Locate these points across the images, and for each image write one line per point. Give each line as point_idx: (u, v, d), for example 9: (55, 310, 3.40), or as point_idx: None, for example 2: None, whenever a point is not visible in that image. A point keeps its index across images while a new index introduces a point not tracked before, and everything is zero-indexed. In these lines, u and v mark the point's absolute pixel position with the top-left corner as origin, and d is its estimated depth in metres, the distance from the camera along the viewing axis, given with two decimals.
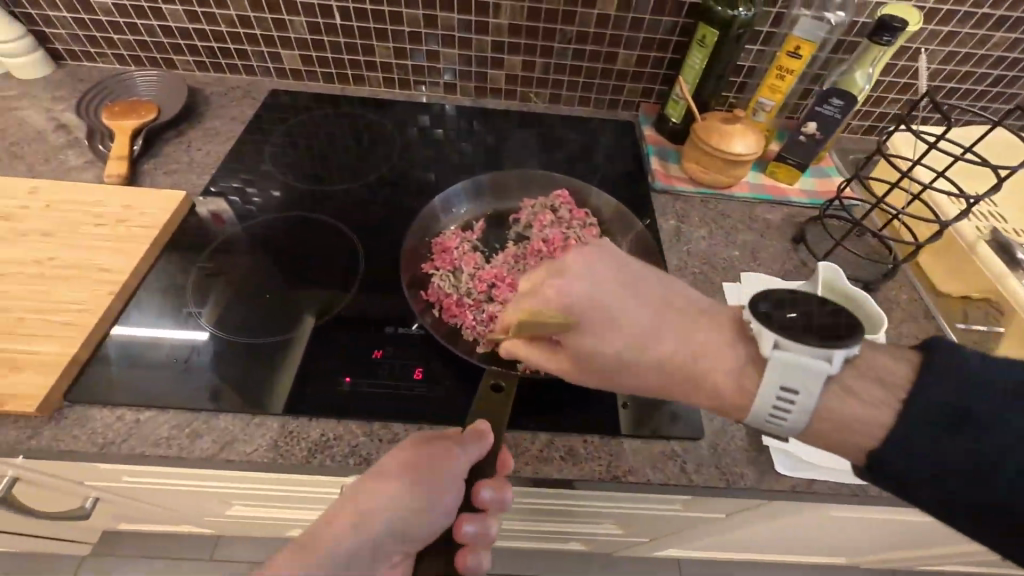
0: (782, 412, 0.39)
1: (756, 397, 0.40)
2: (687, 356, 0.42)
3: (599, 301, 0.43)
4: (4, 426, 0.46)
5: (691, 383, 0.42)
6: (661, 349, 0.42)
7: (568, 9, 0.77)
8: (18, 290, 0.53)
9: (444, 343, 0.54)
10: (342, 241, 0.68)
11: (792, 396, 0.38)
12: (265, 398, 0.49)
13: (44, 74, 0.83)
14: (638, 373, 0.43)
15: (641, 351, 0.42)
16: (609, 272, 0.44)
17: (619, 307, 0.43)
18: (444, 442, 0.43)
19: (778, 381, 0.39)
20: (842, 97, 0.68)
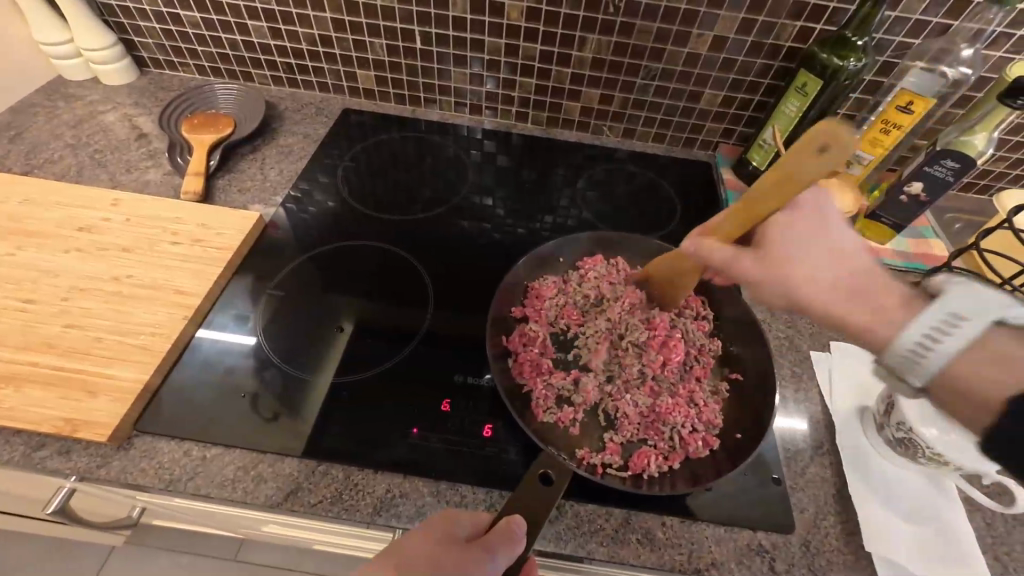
0: (918, 352, 0.37)
1: (901, 332, 0.38)
2: (860, 290, 0.40)
3: (807, 232, 0.43)
4: (76, 453, 0.46)
5: (849, 303, 0.40)
6: (843, 280, 0.41)
7: (657, 45, 0.74)
8: (98, 309, 0.53)
9: (507, 400, 0.50)
10: (403, 272, 0.66)
11: (942, 334, 0.36)
12: (305, 414, 0.50)
13: (127, 80, 0.85)
14: (811, 272, 0.41)
15: (816, 270, 0.41)
16: (816, 233, 0.43)
17: (819, 243, 0.42)
18: (481, 552, 0.33)
19: (946, 305, 0.36)
20: (958, 159, 0.62)
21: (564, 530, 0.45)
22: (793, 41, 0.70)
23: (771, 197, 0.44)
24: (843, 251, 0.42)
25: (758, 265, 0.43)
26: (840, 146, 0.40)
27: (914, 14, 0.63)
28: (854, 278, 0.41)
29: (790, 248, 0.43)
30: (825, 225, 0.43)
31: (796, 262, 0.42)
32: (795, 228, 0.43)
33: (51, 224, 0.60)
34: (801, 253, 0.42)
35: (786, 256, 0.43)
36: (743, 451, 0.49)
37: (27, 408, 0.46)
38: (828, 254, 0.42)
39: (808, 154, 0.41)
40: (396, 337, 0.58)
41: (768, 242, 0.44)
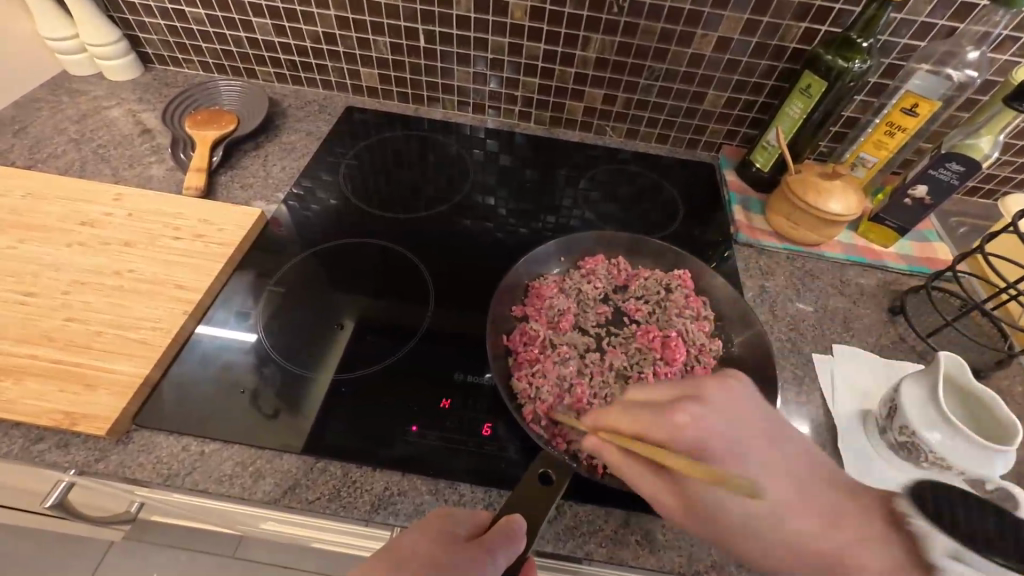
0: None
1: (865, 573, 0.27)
2: (835, 561, 0.26)
3: (710, 424, 0.33)
4: (74, 446, 0.46)
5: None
6: (801, 541, 0.28)
7: (661, 46, 0.74)
8: (99, 303, 0.53)
9: (506, 398, 0.49)
10: (404, 270, 0.66)
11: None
12: (305, 412, 0.50)
13: (131, 76, 0.85)
14: (772, 527, 0.29)
15: (782, 513, 0.29)
16: (730, 413, 0.34)
17: (746, 447, 0.32)
18: (478, 560, 0.32)
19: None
20: (964, 163, 0.61)
21: (563, 530, 0.45)
22: (797, 42, 0.70)
23: (647, 447, 0.33)
24: (757, 454, 0.32)
25: (678, 503, 0.34)
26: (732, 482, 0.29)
27: (920, 16, 0.63)
28: (830, 504, 0.28)
29: (698, 435, 0.33)
30: (734, 414, 0.34)
31: (733, 498, 0.31)
32: (711, 405, 0.34)
33: (53, 218, 0.60)
34: (760, 483, 0.30)
35: (696, 441, 0.33)
36: None
37: (26, 401, 0.46)
38: (767, 473, 0.31)
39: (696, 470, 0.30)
40: (396, 334, 0.58)
41: (694, 506, 0.33)
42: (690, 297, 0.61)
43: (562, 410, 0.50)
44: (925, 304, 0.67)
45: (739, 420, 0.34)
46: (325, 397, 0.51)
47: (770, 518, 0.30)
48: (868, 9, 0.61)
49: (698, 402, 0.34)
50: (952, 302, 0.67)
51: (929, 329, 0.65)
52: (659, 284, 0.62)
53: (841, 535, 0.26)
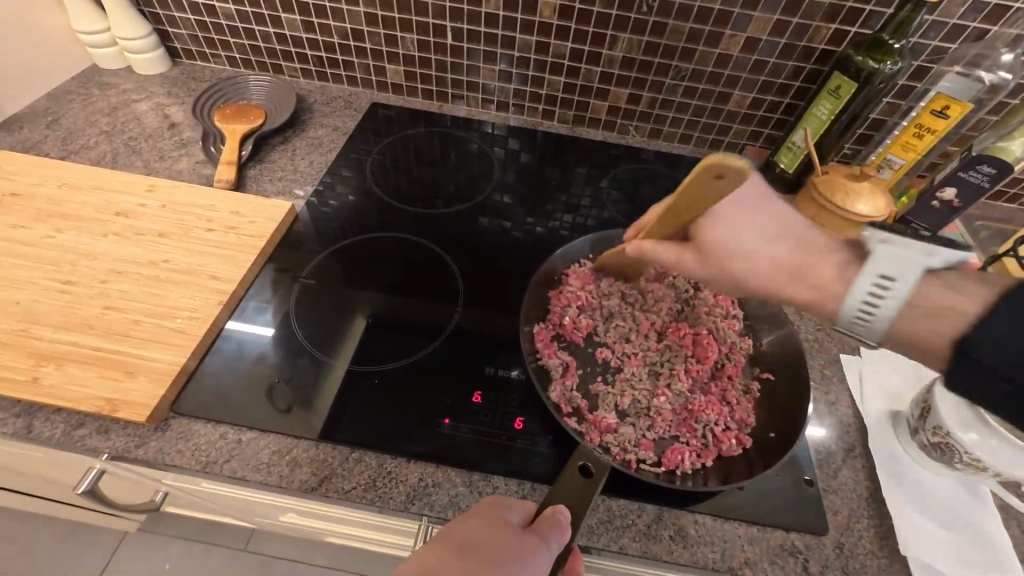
0: (868, 308, 0.38)
1: (843, 298, 0.39)
2: (798, 267, 0.42)
3: (725, 215, 0.45)
4: (115, 432, 0.47)
5: (790, 283, 0.42)
6: (780, 258, 0.42)
7: (688, 46, 0.74)
8: (136, 292, 0.54)
9: (541, 392, 0.50)
10: (430, 267, 0.66)
11: (885, 288, 0.37)
12: (318, 406, 0.50)
13: (160, 70, 0.86)
14: (751, 263, 0.44)
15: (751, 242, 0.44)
16: (755, 205, 0.45)
17: (750, 222, 0.45)
18: (533, 545, 0.32)
19: (877, 268, 0.38)
20: (994, 165, 0.61)
21: (597, 524, 0.45)
22: (826, 44, 0.70)
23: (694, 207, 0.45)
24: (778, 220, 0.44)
25: (694, 255, 0.48)
26: (734, 172, 0.41)
27: (952, 19, 0.63)
28: (788, 253, 0.43)
29: (712, 223, 0.46)
30: (756, 207, 0.45)
31: (739, 232, 0.45)
32: (729, 203, 0.45)
33: (88, 207, 0.61)
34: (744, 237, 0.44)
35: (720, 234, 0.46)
36: (776, 453, 0.49)
37: (68, 386, 0.47)
38: (760, 225, 0.44)
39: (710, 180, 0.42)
40: (425, 329, 0.58)
41: (707, 245, 0.47)
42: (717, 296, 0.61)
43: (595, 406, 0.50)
44: None
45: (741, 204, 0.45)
46: (338, 391, 0.51)
47: (753, 258, 0.44)
48: (901, 11, 0.61)
49: (727, 201, 0.45)
50: None
51: None
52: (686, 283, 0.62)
53: (810, 260, 0.42)
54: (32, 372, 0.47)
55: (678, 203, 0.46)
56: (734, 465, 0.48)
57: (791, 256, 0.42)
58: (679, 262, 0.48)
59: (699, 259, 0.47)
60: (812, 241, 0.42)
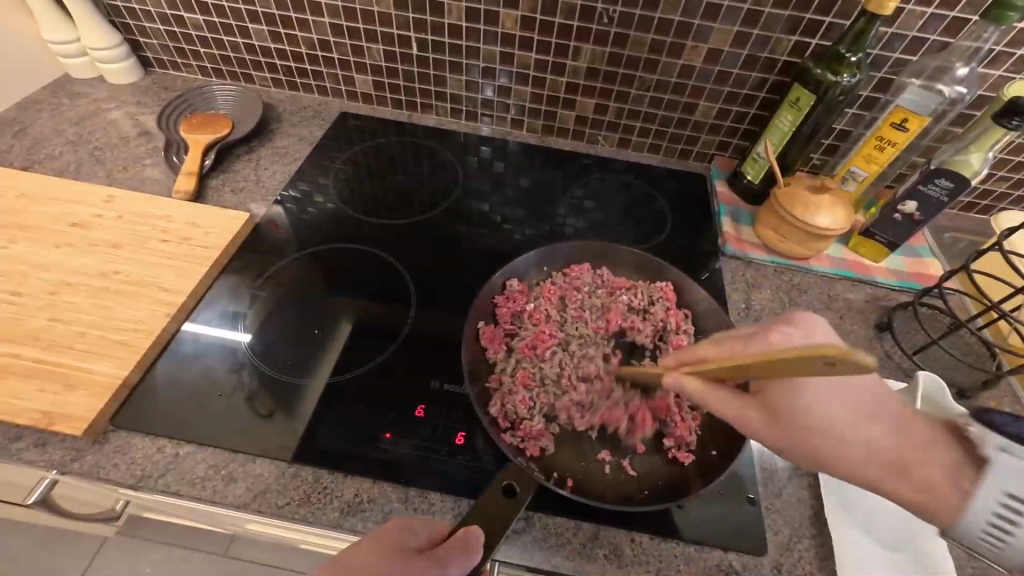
0: (996, 530, 0.33)
1: (962, 513, 0.34)
2: (898, 461, 0.36)
3: (824, 398, 0.38)
4: (51, 445, 0.47)
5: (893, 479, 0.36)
6: (878, 448, 0.37)
7: (651, 57, 0.74)
8: (83, 304, 0.54)
9: (478, 407, 0.49)
10: (386, 275, 0.66)
11: (1017, 507, 0.32)
12: (300, 413, 0.51)
13: (131, 79, 0.87)
14: (827, 412, 0.38)
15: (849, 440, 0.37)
16: (833, 395, 0.38)
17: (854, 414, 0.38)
18: (428, 566, 0.32)
19: (998, 485, 0.33)
20: (952, 179, 0.61)
21: (531, 542, 0.45)
22: (788, 55, 0.69)
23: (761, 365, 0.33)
24: (844, 437, 0.37)
25: (765, 420, 0.38)
26: (853, 365, 0.28)
27: (911, 31, 0.62)
28: (892, 442, 0.37)
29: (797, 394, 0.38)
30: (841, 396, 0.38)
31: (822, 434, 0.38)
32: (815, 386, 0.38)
33: (45, 218, 0.61)
34: (824, 430, 0.38)
35: (791, 444, 0.39)
36: (717, 471, 0.48)
37: (7, 400, 0.47)
38: (832, 399, 0.38)
39: (812, 364, 0.29)
40: (375, 340, 0.58)
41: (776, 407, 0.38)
42: (672, 309, 0.61)
43: (535, 421, 0.49)
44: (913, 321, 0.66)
45: (848, 387, 0.39)
46: (279, 404, 0.51)
47: (838, 444, 0.37)
48: (857, 23, 0.61)
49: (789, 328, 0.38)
50: (940, 319, 0.66)
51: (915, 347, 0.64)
52: (641, 296, 0.62)
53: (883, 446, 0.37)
54: None
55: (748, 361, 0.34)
56: (674, 485, 0.48)
57: (894, 445, 0.37)
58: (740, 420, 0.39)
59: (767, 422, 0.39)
60: (924, 449, 0.37)
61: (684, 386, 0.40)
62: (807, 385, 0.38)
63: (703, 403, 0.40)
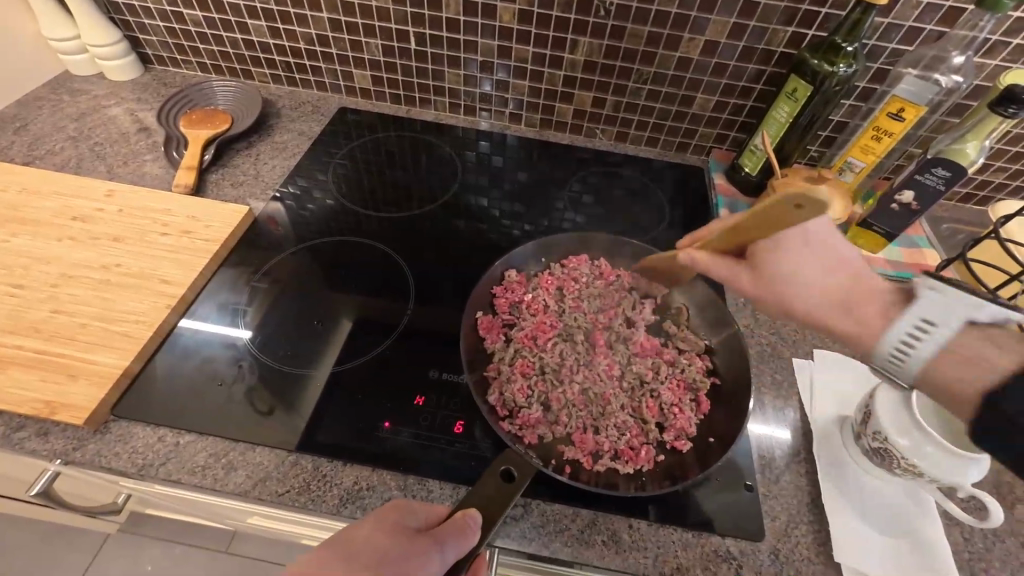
0: (903, 351, 0.37)
1: (881, 337, 0.39)
2: (848, 293, 0.41)
3: (799, 255, 0.42)
4: (53, 435, 0.48)
5: (835, 314, 0.41)
6: (829, 291, 0.42)
7: (648, 49, 0.74)
8: (84, 296, 0.55)
9: (477, 396, 0.49)
10: (387, 268, 0.67)
11: (926, 329, 0.37)
12: (300, 410, 0.51)
13: (130, 76, 0.87)
14: (798, 287, 0.42)
15: (803, 275, 0.42)
16: (806, 240, 0.42)
17: (819, 258, 0.42)
18: (426, 545, 0.33)
19: (919, 311, 0.37)
20: (949, 168, 0.61)
21: (530, 528, 0.45)
22: (784, 47, 0.70)
23: (762, 224, 0.40)
24: (802, 279, 0.42)
25: (751, 281, 0.43)
26: (814, 205, 0.35)
27: (907, 21, 0.63)
28: (845, 286, 0.41)
29: (779, 267, 0.42)
30: (811, 247, 0.42)
31: (794, 266, 0.42)
32: (794, 237, 0.42)
33: (46, 212, 0.62)
34: (793, 268, 0.42)
35: (762, 294, 0.43)
36: (714, 457, 0.48)
37: (8, 389, 0.47)
38: (804, 254, 0.42)
39: (785, 205, 0.37)
40: (375, 331, 0.58)
41: (760, 262, 0.43)
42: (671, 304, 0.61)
43: (533, 410, 0.50)
44: None
45: (812, 237, 0.42)
46: (282, 394, 0.52)
47: (787, 276, 0.42)
48: (853, 13, 0.61)
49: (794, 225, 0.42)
50: None
51: None
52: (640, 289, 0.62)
53: (839, 280, 0.42)
54: None
55: (750, 219, 0.41)
56: (671, 472, 0.48)
57: (839, 287, 0.41)
58: (735, 283, 0.44)
59: (754, 281, 0.43)
60: (874, 303, 0.40)
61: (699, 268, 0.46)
62: (784, 243, 0.42)
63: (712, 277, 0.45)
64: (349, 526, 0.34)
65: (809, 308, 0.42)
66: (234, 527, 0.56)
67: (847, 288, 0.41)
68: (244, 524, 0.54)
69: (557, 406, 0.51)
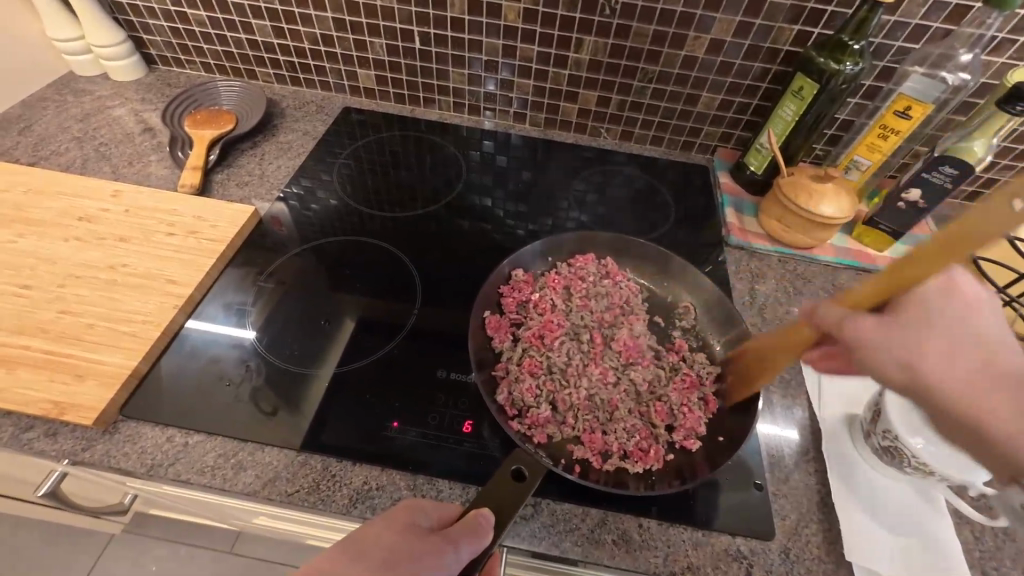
0: None
1: None
2: None
3: (952, 327, 0.33)
4: (62, 435, 0.47)
5: (1004, 424, 0.30)
6: (994, 390, 0.31)
7: (653, 48, 0.74)
8: (92, 297, 0.55)
9: (486, 395, 0.49)
10: (393, 268, 0.67)
11: None
12: (306, 409, 0.51)
13: (135, 76, 0.87)
14: (950, 373, 0.32)
15: (956, 359, 0.33)
16: (975, 315, 0.34)
17: (976, 347, 0.33)
18: (438, 546, 0.33)
19: None
20: (956, 166, 0.60)
21: (540, 528, 0.45)
22: (790, 44, 0.69)
23: (931, 257, 0.34)
24: (957, 354, 0.33)
25: (882, 333, 0.35)
26: (1005, 214, 0.30)
27: (914, 18, 0.62)
28: (1014, 387, 0.31)
29: (925, 325, 0.34)
30: (965, 328, 0.33)
31: (944, 341, 0.33)
32: (961, 303, 0.34)
33: (52, 213, 0.62)
34: (934, 337, 0.33)
35: (892, 358, 0.34)
36: (723, 457, 0.48)
37: (16, 390, 0.47)
38: (955, 331, 0.33)
39: (993, 210, 0.30)
40: (381, 330, 0.58)
41: (905, 317, 0.35)
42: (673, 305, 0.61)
43: (541, 409, 0.50)
44: None
45: (981, 313, 0.34)
46: (291, 394, 0.52)
47: (933, 353, 0.33)
48: (860, 11, 0.61)
49: (948, 295, 0.34)
50: None
51: None
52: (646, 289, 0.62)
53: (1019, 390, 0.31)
54: None
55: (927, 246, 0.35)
56: (680, 472, 0.48)
57: (1015, 393, 0.31)
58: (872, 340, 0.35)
59: (884, 336, 0.34)
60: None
61: (822, 315, 0.38)
62: (946, 306, 0.34)
63: (841, 326, 0.36)
64: (360, 526, 0.34)
65: (966, 408, 0.32)
66: (243, 527, 0.56)
67: (1022, 400, 0.31)
68: (251, 524, 0.54)
69: (564, 405, 0.51)
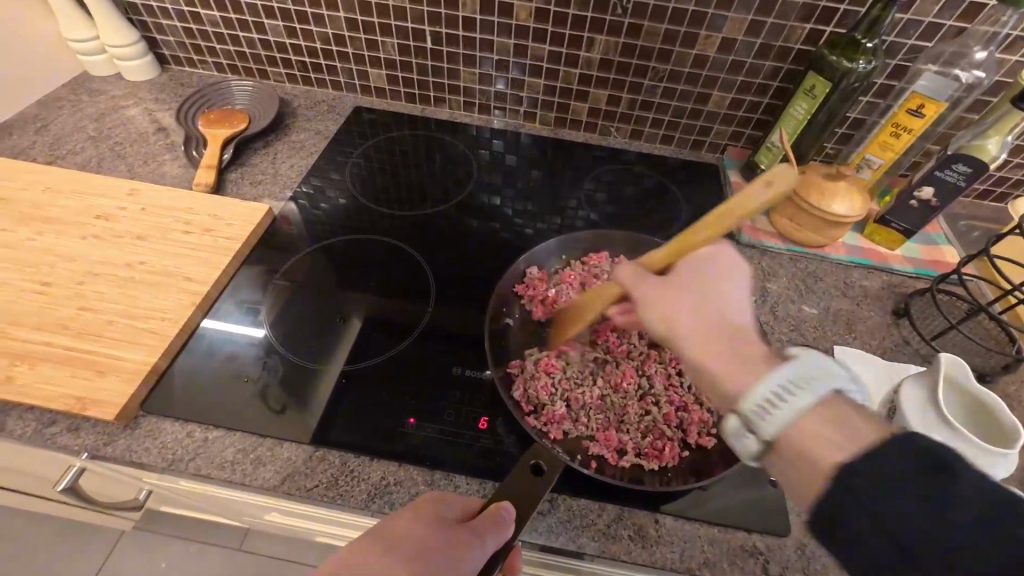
0: (767, 407, 0.35)
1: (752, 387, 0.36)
2: (738, 336, 0.40)
3: (696, 286, 0.43)
4: (84, 430, 0.48)
5: (716, 352, 0.39)
6: (713, 331, 0.41)
7: (665, 47, 0.74)
8: (111, 294, 0.55)
9: (502, 391, 0.50)
10: (407, 266, 0.67)
11: (786, 393, 0.34)
12: (323, 404, 0.51)
13: (148, 76, 0.88)
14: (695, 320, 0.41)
15: (696, 312, 0.42)
16: (722, 284, 0.44)
17: (712, 300, 0.42)
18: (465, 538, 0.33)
19: (792, 370, 0.35)
20: (970, 164, 0.60)
21: (556, 523, 0.45)
22: (802, 43, 0.70)
23: (704, 228, 0.45)
24: (701, 306, 0.42)
25: (657, 290, 0.44)
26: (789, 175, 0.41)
27: (927, 16, 0.62)
28: (720, 329, 0.41)
29: (681, 285, 0.44)
30: (703, 288, 0.43)
31: (692, 296, 0.43)
32: (711, 275, 0.44)
33: (70, 211, 0.62)
34: (689, 297, 0.43)
35: (660, 314, 0.43)
36: (738, 455, 0.48)
37: (39, 386, 0.48)
38: (692, 292, 0.43)
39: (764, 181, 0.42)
40: (397, 329, 0.59)
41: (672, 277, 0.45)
42: None
43: (558, 405, 0.50)
44: (930, 307, 0.66)
45: (727, 278, 0.44)
46: (314, 391, 0.52)
47: (682, 310, 0.42)
48: (873, 10, 0.61)
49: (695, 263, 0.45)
50: (959, 305, 0.66)
51: (933, 333, 0.63)
52: None
53: (731, 336, 0.40)
54: (6, 371, 0.49)
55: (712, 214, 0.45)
56: (696, 469, 0.48)
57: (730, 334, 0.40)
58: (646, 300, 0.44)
59: (656, 292, 0.44)
60: (754, 355, 0.39)
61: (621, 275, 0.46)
62: (708, 272, 0.44)
63: (632, 289, 0.45)
64: (392, 516, 0.35)
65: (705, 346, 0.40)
66: (250, 525, 0.56)
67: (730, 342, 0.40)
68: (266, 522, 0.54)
69: (580, 403, 0.51)
